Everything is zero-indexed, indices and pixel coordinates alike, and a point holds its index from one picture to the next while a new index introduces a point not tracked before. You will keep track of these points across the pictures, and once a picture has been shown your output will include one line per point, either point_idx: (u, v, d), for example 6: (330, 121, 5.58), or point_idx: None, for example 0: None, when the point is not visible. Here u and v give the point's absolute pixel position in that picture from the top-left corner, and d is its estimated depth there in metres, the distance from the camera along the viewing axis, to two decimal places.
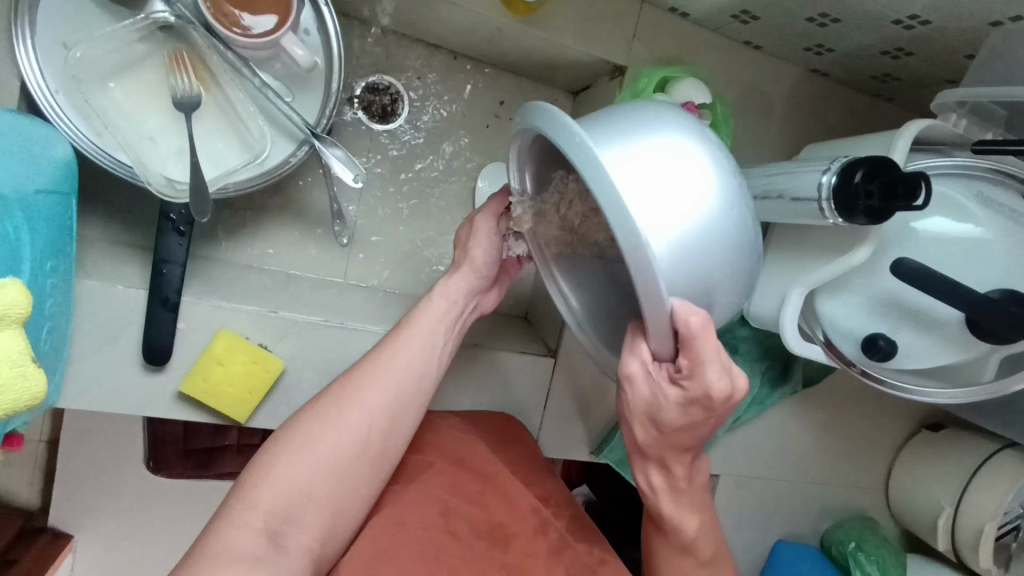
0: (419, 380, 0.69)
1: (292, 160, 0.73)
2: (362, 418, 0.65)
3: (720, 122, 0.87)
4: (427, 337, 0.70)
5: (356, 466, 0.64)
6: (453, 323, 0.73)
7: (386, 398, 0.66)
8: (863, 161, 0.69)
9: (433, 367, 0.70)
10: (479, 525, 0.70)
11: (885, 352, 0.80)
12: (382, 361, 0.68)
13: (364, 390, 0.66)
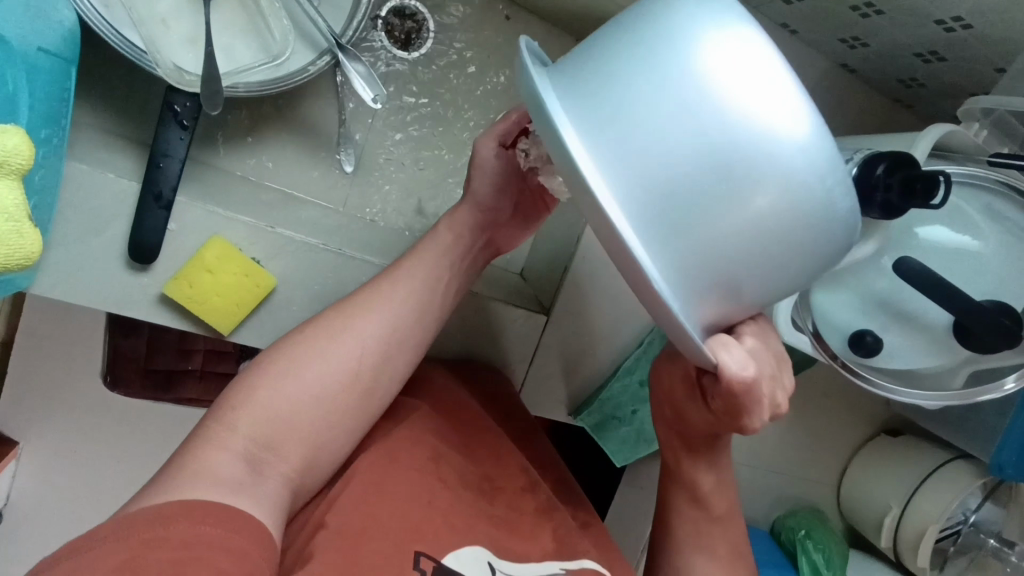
0: (420, 317, 0.63)
1: (311, 69, 0.69)
2: (355, 343, 0.59)
3: None
4: (430, 269, 0.65)
5: (346, 398, 0.58)
6: (457, 263, 0.68)
7: (384, 330, 0.61)
8: (886, 155, 0.69)
9: (434, 303, 0.65)
10: (469, 474, 0.66)
11: (871, 348, 0.82)
12: (382, 289, 0.63)
13: (359, 318, 0.61)
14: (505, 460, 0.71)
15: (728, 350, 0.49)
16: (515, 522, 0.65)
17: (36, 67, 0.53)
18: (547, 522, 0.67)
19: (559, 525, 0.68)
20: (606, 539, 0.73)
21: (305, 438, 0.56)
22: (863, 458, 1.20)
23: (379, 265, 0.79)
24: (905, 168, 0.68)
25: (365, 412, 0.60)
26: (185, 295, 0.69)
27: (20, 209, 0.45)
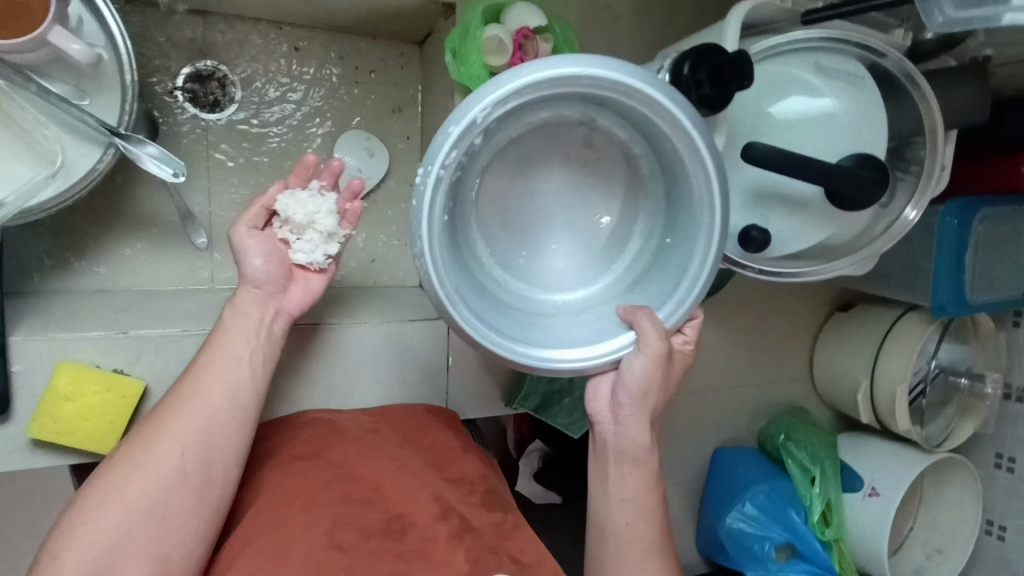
0: (239, 400, 0.66)
1: (101, 167, 0.68)
2: (171, 448, 0.60)
3: (562, 44, 0.85)
4: (231, 351, 0.67)
5: (180, 497, 0.59)
6: (260, 338, 0.69)
7: (193, 436, 0.62)
8: (689, 52, 0.67)
9: (247, 381, 0.67)
10: (372, 524, 0.65)
11: (761, 241, 0.80)
12: (190, 388, 0.64)
13: (171, 419, 0.62)
14: (415, 493, 0.69)
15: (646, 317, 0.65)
16: (427, 551, 0.63)
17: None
18: (461, 544, 0.63)
19: (478, 541, 0.64)
20: (534, 541, 0.71)
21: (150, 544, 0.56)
22: (824, 341, 1.18)
23: None
24: (710, 58, 0.66)
25: (210, 504, 0.61)
26: (53, 427, 0.67)
27: None
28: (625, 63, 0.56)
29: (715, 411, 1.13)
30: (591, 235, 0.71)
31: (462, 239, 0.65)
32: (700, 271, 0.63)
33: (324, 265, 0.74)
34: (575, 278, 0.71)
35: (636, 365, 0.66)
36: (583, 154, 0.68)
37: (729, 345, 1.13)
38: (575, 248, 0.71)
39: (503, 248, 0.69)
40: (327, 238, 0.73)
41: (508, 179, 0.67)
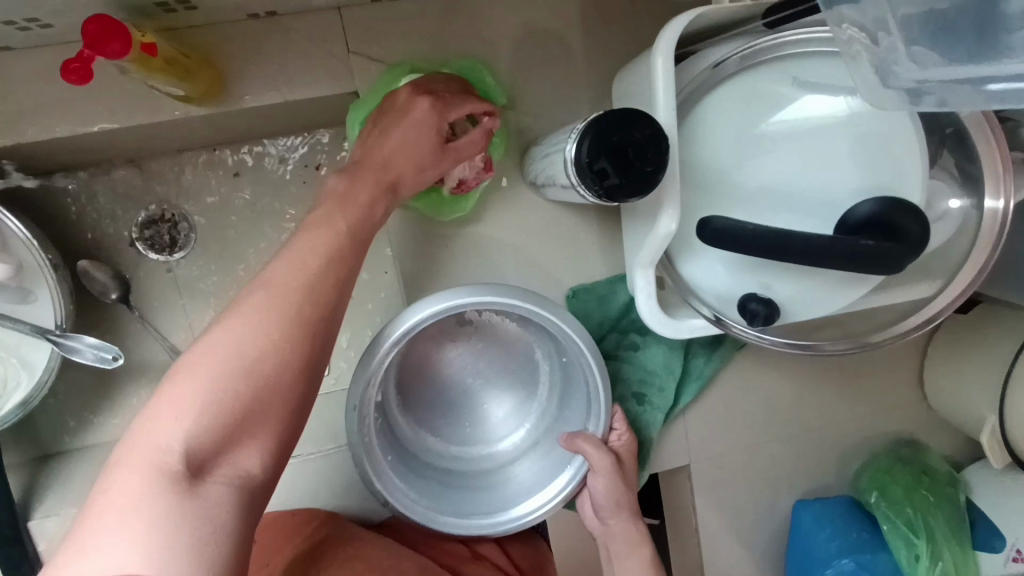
0: (303, 331, 0.49)
1: (51, 365, 0.72)
2: (179, 416, 0.43)
3: (481, 101, 0.72)
4: (294, 273, 0.50)
5: (214, 424, 0.44)
6: (346, 247, 0.54)
7: (241, 377, 0.45)
8: (589, 125, 0.50)
9: (314, 321, 0.49)
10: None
11: (766, 314, 0.61)
12: (237, 317, 0.47)
13: (219, 340, 0.46)
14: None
15: (585, 441, 0.71)
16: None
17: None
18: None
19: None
20: None
21: (230, 500, 0.43)
22: (936, 358, 0.90)
23: None
24: (609, 137, 0.49)
25: (252, 484, 0.45)
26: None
27: None
28: (451, 289, 0.64)
29: (794, 462, 0.92)
30: (506, 379, 0.79)
31: (411, 448, 0.78)
32: (598, 401, 0.71)
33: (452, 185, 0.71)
34: (513, 417, 0.80)
35: (600, 487, 0.73)
36: (466, 330, 0.78)
37: (803, 384, 0.90)
38: (500, 403, 0.80)
39: (452, 434, 0.80)
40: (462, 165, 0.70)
41: (427, 375, 0.78)
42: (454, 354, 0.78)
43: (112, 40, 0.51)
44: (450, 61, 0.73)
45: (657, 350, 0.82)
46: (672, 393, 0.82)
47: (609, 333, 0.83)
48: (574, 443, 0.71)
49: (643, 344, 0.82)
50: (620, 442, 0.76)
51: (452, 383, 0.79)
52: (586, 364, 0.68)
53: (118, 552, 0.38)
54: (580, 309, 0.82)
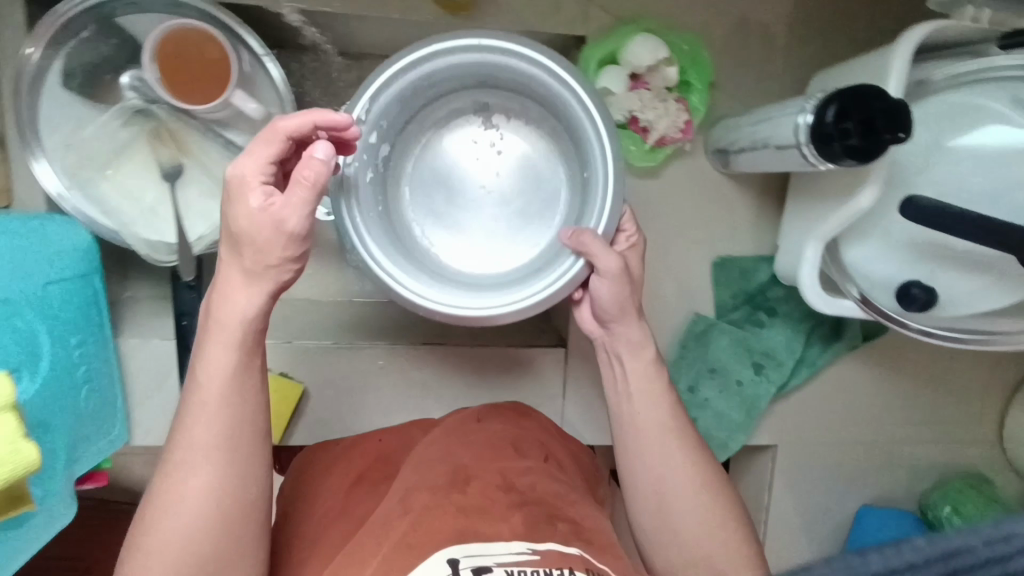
0: (239, 469, 0.55)
1: None
2: (209, 479, 0.53)
3: (688, 62, 0.79)
4: (219, 417, 0.54)
5: (231, 497, 0.54)
6: (237, 379, 0.54)
7: (230, 495, 0.54)
8: (837, 93, 0.59)
9: (243, 466, 0.55)
10: (439, 482, 0.63)
11: (925, 301, 0.69)
12: (185, 424, 0.54)
13: (195, 432, 0.53)
14: (489, 462, 0.67)
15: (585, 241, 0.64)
16: (484, 511, 0.60)
17: (23, 301, 0.64)
18: (519, 510, 0.60)
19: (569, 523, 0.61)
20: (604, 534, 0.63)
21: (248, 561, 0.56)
22: (1021, 405, 0.96)
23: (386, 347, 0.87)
24: (867, 104, 0.56)
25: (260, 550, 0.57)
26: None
27: (19, 433, 0.51)
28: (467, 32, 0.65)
29: (867, 469, 0.99)
30: (529, 199, 0.77)
31: (406, 241, 0.74)
32: (603, 200, 0.66)
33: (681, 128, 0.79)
34: (528, 240, 0.75)
35: (607, 286, 0.67)
36: (491, 133, 0.78)
37: (894, 400, 0.97)
38: (523, 179, 0.77)
39: (452, 200, 0.78)
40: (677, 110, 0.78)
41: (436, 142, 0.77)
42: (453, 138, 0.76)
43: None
44: (675, 26, 0.81)
45: (781, 332, 0.89)
46: (787, 371, 0.90)
47: (741, 305, 0.91)
48: (573, 240, 0.65)
49: (769, 323, 0.90)
50: (629, 244, 0.71)
51: (484, 195, 0.77)
52: (596, 148, 0.66)
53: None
54: (722, 278, 0.90)
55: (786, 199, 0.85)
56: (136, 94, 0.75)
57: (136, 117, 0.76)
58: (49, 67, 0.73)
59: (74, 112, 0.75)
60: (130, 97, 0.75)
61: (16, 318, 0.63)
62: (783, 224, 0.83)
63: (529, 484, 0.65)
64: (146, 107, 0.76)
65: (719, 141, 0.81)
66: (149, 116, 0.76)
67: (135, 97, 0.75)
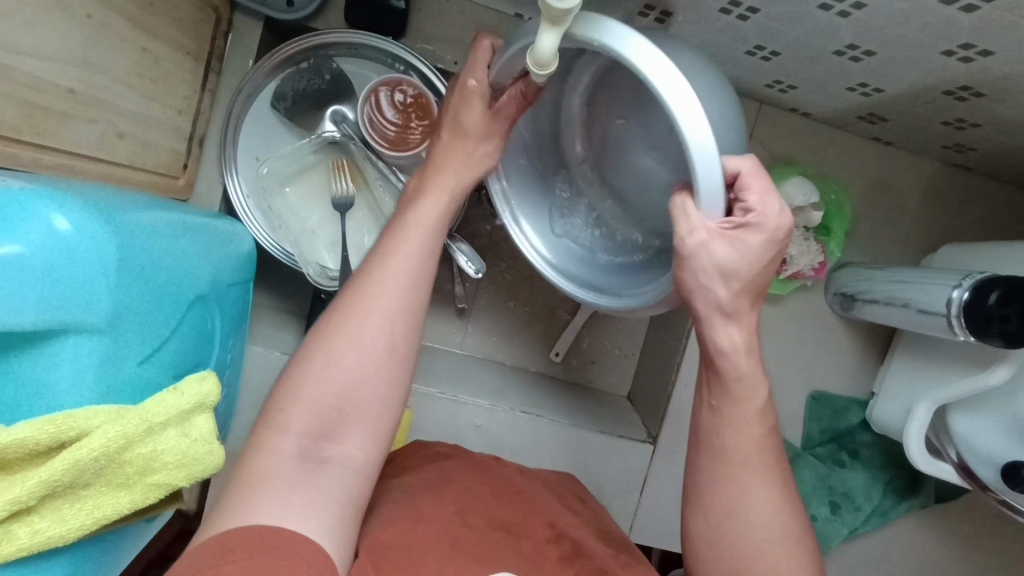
0: (393, 369, 0.57)
1: (425, 253, 0.82)
2: (354, 362, 0.55)
3: (832, 212, 0.86)
4: (384, 308, 0.57)
5: (376, 385, 0.56)
6: (405, 285, 0.58)
7: (342, 397, 0.55)
8: (1001, 281, 0.64)
9: (393, 352, 0.57)
10: (492, 518, 0.62)
11: None
12: (340, 325, 0.56)
13: (295, 407, 0.53)
14: (531, 513, 0.65)
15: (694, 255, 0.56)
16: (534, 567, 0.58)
17: (212, 302, 0.62)
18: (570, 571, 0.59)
19: (589, 571, 0.59)
20: None
21: (346, 476, 0.54)
22: None
23: (488, 406, 0.89)
24: None
25: (353, 472, 0.54)
26: None
27: (214, 433, 0.49)
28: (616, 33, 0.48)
29: None
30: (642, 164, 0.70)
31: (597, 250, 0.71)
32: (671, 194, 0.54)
33: (816, 266, 0.86)
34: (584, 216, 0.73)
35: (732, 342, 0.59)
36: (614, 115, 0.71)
37: None
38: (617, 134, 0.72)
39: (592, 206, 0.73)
40: (816, 254, 0.85)
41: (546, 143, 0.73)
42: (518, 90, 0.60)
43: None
44: (821, 175, 0.88)
45: (862, 476, 0.92)
46: (862, 517, 0.91)
47: (828, 441, 0.94)
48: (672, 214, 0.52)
49: (851, 465, 0.93)
50: (759, 219, 0.52)
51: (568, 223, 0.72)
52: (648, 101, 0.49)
53: (277, 511, 0.48)
54: (814, 412, 0.93)
55: (893, 350, 0.90)
56: (335, 129, 0.80)
57: (327, 148, 0.82)
58: (264, 87, 0.80)
59: (274, 133, 0.81)
60: (328, 131, 0.80)
61: (206, 317, 0.61)
62: (890, 376, 0.88)
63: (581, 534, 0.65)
64: (340, 140, 0.80)
65: (846, 287, 0.86)
66: (340, 148, 0.81)
67: (333, 130, 0.80)
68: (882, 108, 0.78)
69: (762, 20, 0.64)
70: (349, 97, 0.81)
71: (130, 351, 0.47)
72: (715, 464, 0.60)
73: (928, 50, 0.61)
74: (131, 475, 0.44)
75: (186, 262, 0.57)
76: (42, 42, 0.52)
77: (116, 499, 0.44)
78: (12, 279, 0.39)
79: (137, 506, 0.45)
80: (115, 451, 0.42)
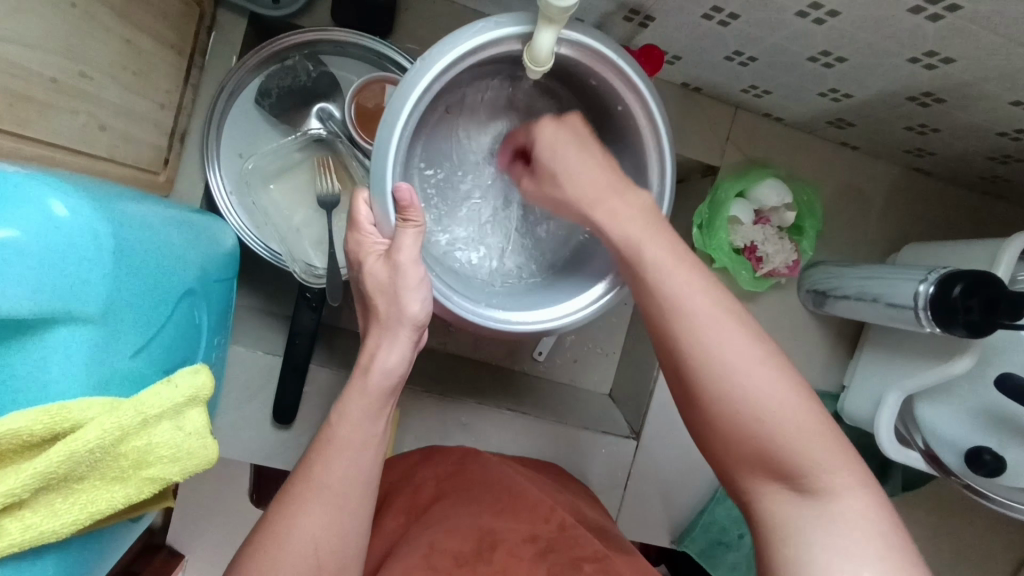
0: (340, 552, 0.57)
1: None
2: (306, 539, 0.55)
3: (805, 212, 0.90)
4: (335, 482, 0.57)
5: (330, 556, 0.56)
6: (359, 460, 0.59)
7: (341, 489, 0.58)
8: (963, 275, 0.68)
9: (345, 536, 0.57)
10: (470, 545, 0.67)
11: (993, 468, 0.74)
12: (288, 514, 0.56)
13: (321, 473, 0.58)
14: (516, 521, 0.71)
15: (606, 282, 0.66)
16: (513, 570, 0.66)
17: (200, 296, 0.61)
18: (547, 560, 0.67)
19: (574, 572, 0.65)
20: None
21: None
22: None
23: (473, 404, 0.89)
24: (987, 289, 0.66)
25: None
26: None
27: (207, 427, 0.48)
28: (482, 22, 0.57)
29: None
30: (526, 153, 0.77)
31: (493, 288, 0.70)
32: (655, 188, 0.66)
33: (790, 262, 0.89)
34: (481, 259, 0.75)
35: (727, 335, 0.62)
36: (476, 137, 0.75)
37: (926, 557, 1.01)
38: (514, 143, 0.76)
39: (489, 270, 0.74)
40: (789, 251, 0.89)
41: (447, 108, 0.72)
42: (360, 207, 0.61)
43: (646, 65, 0.70)
44: (793, 177, 0.92)
45: None
46: None
47: None
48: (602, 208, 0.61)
49: None
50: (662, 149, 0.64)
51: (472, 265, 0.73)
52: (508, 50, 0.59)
53: None
54: None
55: (862, 343, 0.94)
56: (321, 126, 0.80)
57: (313, 146, 0.82)
58: (247, 83, 0.79)
59: (257, 129, 0.81)
60: (314, 128, 0.80)
61: (194, 311, 0.60)
62: (859, 372, 0.92)
63: (557, 527, 0.70)
64: (326, 139, 0.81)
65: (817, 284, 0.90)
66: (326, 146, 0.82)
67: (319, 128, 0.80)
68: (851, 113, 0.82)
69: (742, 26, 0.67)
70: (334, 96, 0.80)
71: (121, 345, 0.46)
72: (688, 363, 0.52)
73: (895, 58, 0.65)
74: (126, 468, 0.43)
75: (176, 255, 0.56)
76: (26, 30, 0.51)
77: (110, 493, 0.43)
78: (5, 266, 0.38)
79: (132, 501, 0.44)
80: (110, 444, 0.41)
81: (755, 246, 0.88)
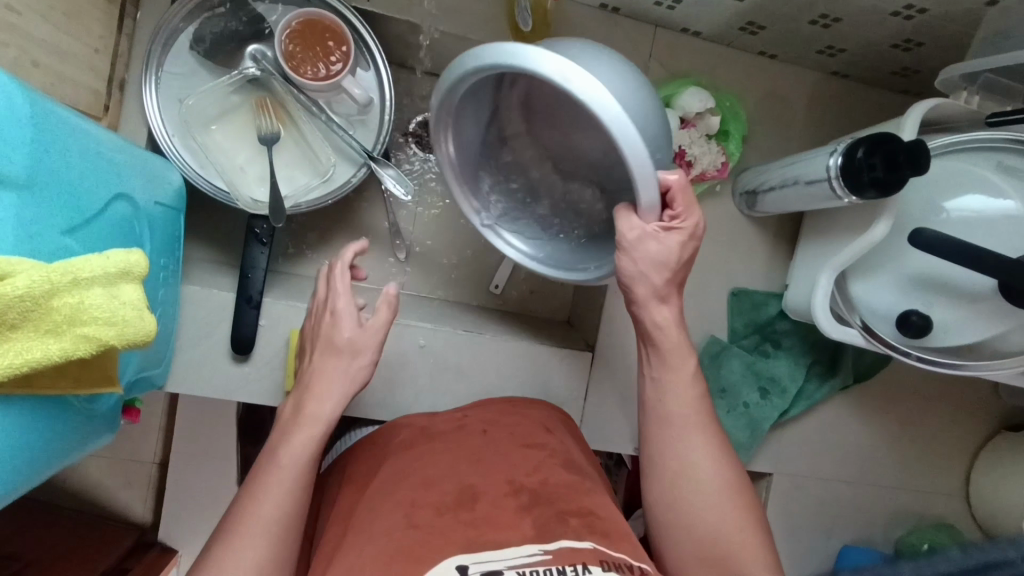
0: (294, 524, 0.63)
1: (353, 179, 0.86)
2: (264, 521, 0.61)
3: (729, 117, 0.94)
4: (288, 475, 0.64)
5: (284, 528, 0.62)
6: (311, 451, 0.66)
7: (297, 470, 0.64)
8: (864, 138, 0.72)
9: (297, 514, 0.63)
10: (446, 499, 0.63)
11: (921, 325, 0.78)
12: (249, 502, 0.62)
13: (284, 457, 0.64)
14: (490, 471, 0.68)
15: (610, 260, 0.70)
16: (490, 518, 0.61)
17: (139, 211, 0.65)
18: (528, 513, 0.62)
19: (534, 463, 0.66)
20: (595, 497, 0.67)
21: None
22: (985, 459, 1.06)
23: (429, 326, 0.91)
24: (885, 146, 0.70)
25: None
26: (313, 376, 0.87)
27: (143, 301, 0.51)
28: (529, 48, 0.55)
29: (848, 506, 1.07)
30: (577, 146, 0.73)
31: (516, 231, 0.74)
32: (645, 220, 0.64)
33: (719, 164, 0.94)
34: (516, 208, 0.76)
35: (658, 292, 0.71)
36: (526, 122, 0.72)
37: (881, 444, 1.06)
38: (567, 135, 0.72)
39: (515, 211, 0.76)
40: (717, 154, 0.93)
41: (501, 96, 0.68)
42: (337, 266, 0.73)
43: None
44: (716, 86, 0.96)
45: (785, 362, 0.99)
46: (789, 398, 0.98)
47: (752, 334, 1.01)
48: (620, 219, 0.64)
49: (774, 354, 1.00)
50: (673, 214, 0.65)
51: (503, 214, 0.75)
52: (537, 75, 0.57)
53: None
54: (736, 307, 1.00)
55: (798, 240, 0.99)
56: (254, 66, 0.82)
57: (249, 86, 0.85)
58: (182, 31, 0.82)
59: (194, 73, 0.84)
60: (248, 67, 0.82)
61: (134, 223, 0.63)
62: (799, 266, 0.96)
63: (539, 482, 0.67)
64: (261, 77, 0.84)
65: (748, 184, 0.95)
66: (262, 86, 0.85)
67: (253, 67, 0.82)
68: (759, 13, 0.86)
69: None
70: (266, 37, 0.84)
71: (52, 221, 0.49)
72: (662, 425, 0.72)
73: None
74: (59, 323, 0.46)
75: (111, 163, 0.59)
76: None
77: (44, 346, 0.46)
78: None
79: (68, 356, 0.47)
80: (40, 294, 0.44)
81: (683, 151, 0.91)
